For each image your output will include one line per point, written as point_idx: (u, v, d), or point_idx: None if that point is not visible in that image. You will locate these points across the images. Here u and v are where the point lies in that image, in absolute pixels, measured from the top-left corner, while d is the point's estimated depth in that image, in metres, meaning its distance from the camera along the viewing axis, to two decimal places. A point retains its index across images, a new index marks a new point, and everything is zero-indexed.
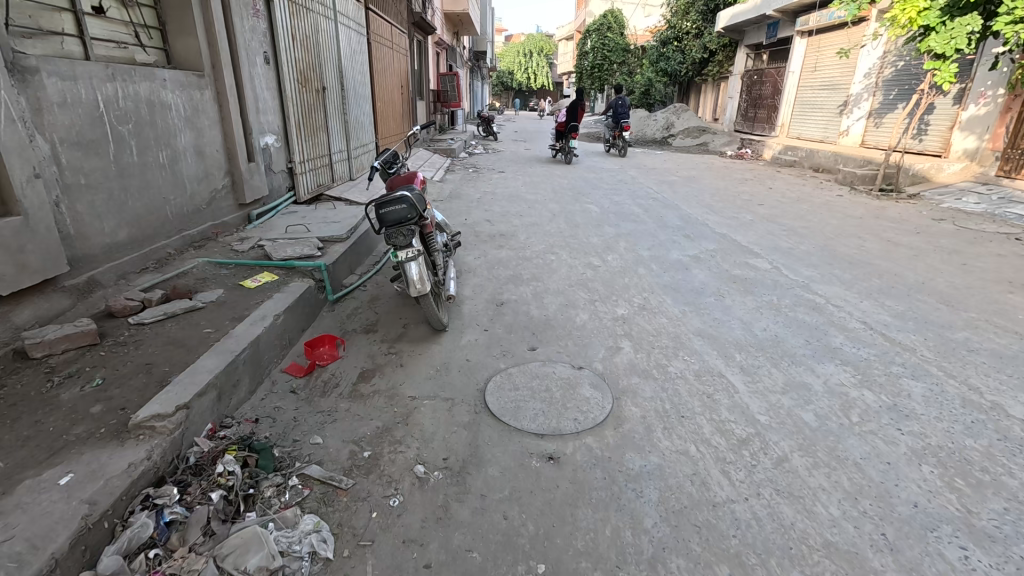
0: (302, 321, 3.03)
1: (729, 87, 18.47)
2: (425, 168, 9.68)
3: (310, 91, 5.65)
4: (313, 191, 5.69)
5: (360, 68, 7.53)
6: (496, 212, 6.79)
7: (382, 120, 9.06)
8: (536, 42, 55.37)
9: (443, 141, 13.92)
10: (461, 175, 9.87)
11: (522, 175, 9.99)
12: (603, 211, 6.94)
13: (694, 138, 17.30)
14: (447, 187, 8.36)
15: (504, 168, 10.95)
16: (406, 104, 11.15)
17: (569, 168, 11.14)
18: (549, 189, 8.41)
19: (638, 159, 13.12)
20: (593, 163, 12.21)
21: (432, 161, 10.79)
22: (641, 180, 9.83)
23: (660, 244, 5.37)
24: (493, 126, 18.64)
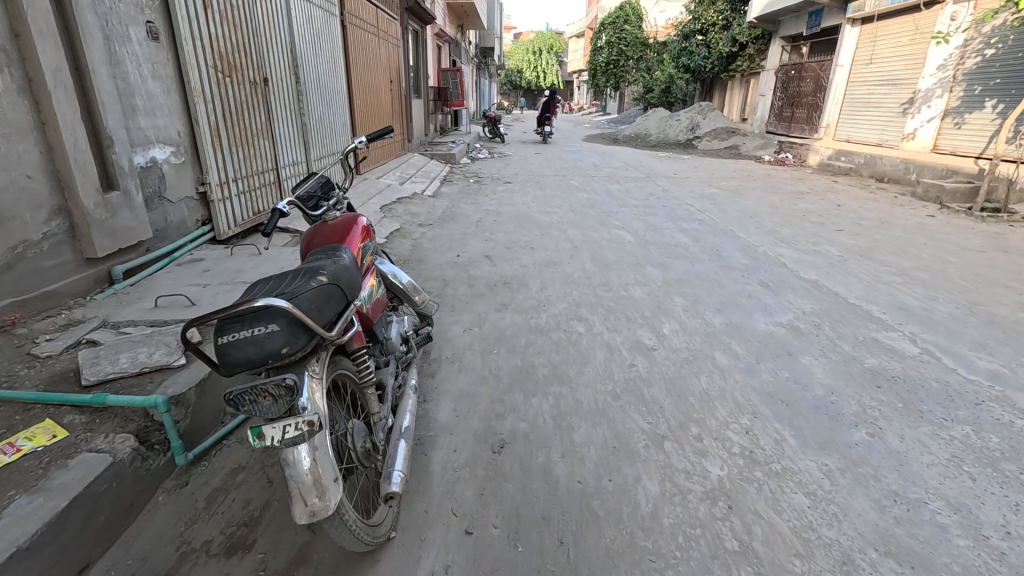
0: (84, 550, 1.47)
1: (761, 84, 16.73)
2: (417, 179, 8.12)
3: (240, 82, 4.07)
4: (245, 223, 4.12)
5: (327, 56, 5.96)
6: (499, 242, 5.23)
7: (363, 121, 7.48)
8: (546, 39, 53.68)
9: (442, 146, 12.36)
10: (459, 187, 8.31)
11: (532, 187, 8.41)
12: (638, 241, 5.35)
13: (723, 140, 15.63)
14: (439, 205, 6.79)
15: (512, 177, 9.37)
16: (398, 104, 9.57)
17: (587, 177, 9.55)
18: (566, 208, 6.83)
19: (665, 166, 11.49)
20: (615, 170, 10.59)
21: (428, 171, 9.25)
22: (676, 193, 8.21)
23: (732, 301, 3.77)
24: (500, 127, 17.04)
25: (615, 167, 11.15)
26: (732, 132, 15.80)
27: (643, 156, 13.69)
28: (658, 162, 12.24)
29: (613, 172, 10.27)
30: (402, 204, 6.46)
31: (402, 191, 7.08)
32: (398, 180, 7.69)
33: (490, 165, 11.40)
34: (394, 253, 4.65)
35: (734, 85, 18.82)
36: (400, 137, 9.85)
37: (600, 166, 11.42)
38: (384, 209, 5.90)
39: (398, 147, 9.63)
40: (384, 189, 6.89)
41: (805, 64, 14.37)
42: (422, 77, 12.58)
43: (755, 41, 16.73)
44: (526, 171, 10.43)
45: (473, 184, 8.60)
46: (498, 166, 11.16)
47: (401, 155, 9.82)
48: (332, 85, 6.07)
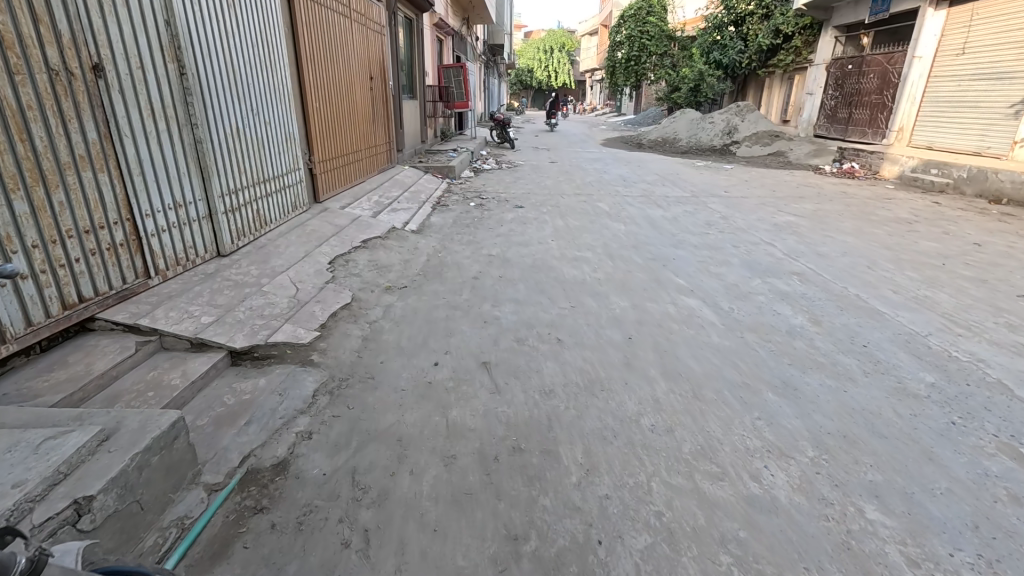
0: None
1: (809, 80, 14.63)
2: (402, 205, 6.29)
3: (21, 71, 2.18)
4: (37, 332, 2.23)
5: (252, 40, 4.04)
6: (506, 325, 3.30)
7: (325, 132, 5.60)
8: (558, 37, 51.67)
9: (441, 155, 10.53)
10: (455, 214, 6.41)
11: (552, 215, 6.48)
12: (723, 322, 3.39)
13: (765, 146, 13.63)
14: (421, 249, 4.88)
15: (524, 198, 7.44)
16: (381, 107, 7.69)
17: (620, 198, 7.62)
18: (598, 253, 4.89)
19: (709, 180, 9.51)
20: (651, 188, 8.62)
21: (416, 191, 7.35)
22: (741, 223, 6.24)
23: (990, 518, 1.81)
24: (509, 131, 15.11)
25: (649, 183, 9.18)
26: (776, 136, 13.81)
27: (676, 166, 11.70)
28: (698, 175, 10.24)
29: (648, 190, 8.32)
30: (368, 249, 4.55)
31: (372, 225, 5.15)
32: (373, 208, 5.79)
33: (497, 179, 9.48)
34: (327, 361, 2.74)
35: (774, 82, 16.70)
36: (385, 149, 7.97)
37: (631, 180, 9.49)
38: (334, 264, 3.99)
39: (380, 161, 7.75)
40: (348, 224, 4.99)
41: (868, 56, 12.28)
42: (416, 75, 10.67)
43: (802, 32, 14.64)
44: (540, 187, 8.51)
45: (474, 210, 6.69)
46: (507, 181, 9.25)
47: (385, 170, 7.94)
48: (261, 80, 4.17)
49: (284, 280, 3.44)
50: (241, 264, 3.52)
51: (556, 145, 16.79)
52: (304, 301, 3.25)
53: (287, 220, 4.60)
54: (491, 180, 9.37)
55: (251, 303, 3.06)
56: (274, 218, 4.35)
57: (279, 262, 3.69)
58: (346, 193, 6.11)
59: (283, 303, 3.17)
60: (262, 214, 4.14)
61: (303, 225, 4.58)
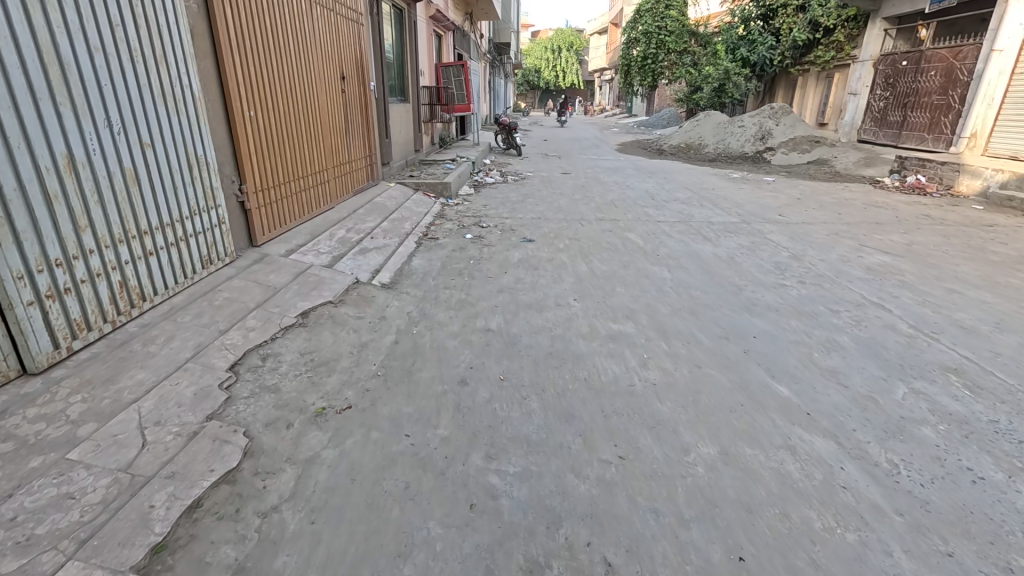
0: None
1: (852, 78, 13.06)
2: (380, 241, 4.92)
3: None
4: None
5: (115, 16, 2.57)
6: (508, 519, 1.84)
7: (265, 148, 4.16)
8: (567, 36, 50.07)
9: (439, 167, 9.16)
10: (446, 253, 4.96)
11: (571, 254, 4.99)
12: (896, 505, 1.91)
13: (804, 153, 12.25)
14: (390, 319, 3.41)
15: (534, 227, 5.97)
16: (356, 114, 6.27)
17: (653, 227, 6.13)
18: (643, 326, 3.42)
19: (754, 198, 7.98)
20: (687, 209, 7.12)
21: (399, 217, 5.88)
22: (822, 267, 4.73)
23: None
24: (516, 137, 13.62)
25: (683, 202, 7.67)
26: (816, 143, 12.43)
27: (708, 178, 10.18)
28: (739, 190, 8.72)
29: (684, 214, 6.82)
30: (307, 326, 3.09)
31: (323, 281, 3.69)
32: (332, 250, 4.34)
33: (501, 196, 8.01)
34: None
35: (809, 81, 15.11)
36: (363, 166, 6.55)
37: (660, 197, 8.02)
38: (240, 369, 2.53)
39: (356, 179, 6.31)
40: (288, 282, 3.53)
41: (928, 50, 10.68)
42: (408, 73, 9.22)
43: (845, 24, 13.03)
44: (552, 209, 7.02)
45: (470, 245, 5.24)
46: (512, 199, 7.77)
47: (364, 191, 6.51)
48: (135, 78, 2.70)
49: (126, 423, 1.99)
50: (56, 392, 2.07)
51: (567, 151, 15.37)
52: (142, 479, 1.80)
53: (190, 285, 3.13)
54: (494, 197, 7.90)
55: (24, 501, 1.62)
56: (162, 288, 2.89)
57: (134, 379, 2.24)
58: (300, 227, 4.66)
59: (98, 488, 1.73)
60: (136, 286, 2.68)
61: (214, 291, 3.13)
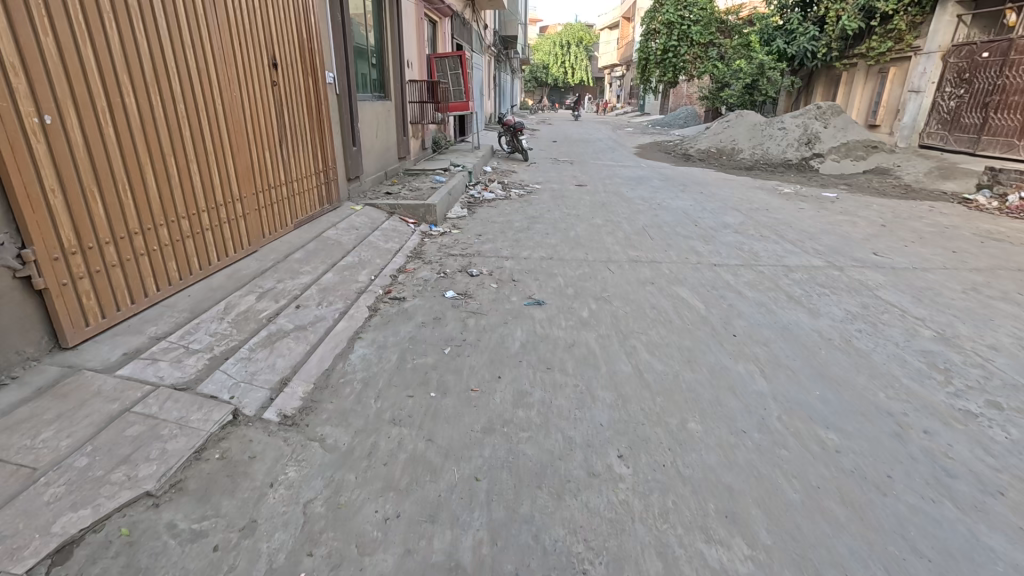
0: None
1: (914, 73, 11.22)
2: (314, 310, 3.28)
3: None
4: None
5: None
6: None
7: (101, 174, 2.47)
8: (575, 31, 47.94)
9: (427, 180, 7.49)
10: (410, 330, 3.26)
11: (601, 332, 3.28)
12: None
13: (859, 160, 10.58)
14: (261, 535, 1.72)
15: (543, 277, 4.26)
16: (303, 117, 4.59)
17: (709, 275, 4.41)
18: (766, 556, 1.70)
19: (825, 224, 6.23)
20: (745, 244, 5.39)
21: (352, 262, 4.17)
22: (1001, 363, 2.98)
23: None
24: (521, 139, 11.95)
25: (735, 231, 5.94)
26: (874, 147, 10.78)
27: (754, 192, 8.44)
28: (799, 211, 6.96)
29: (744, 252, 5.09)
30: None
31: (157, 430, 2.00)
32: (213, 345, 2.65)
33: (501, 219, 6.30)
34: None
35: (858, 75, 13.23)
36: (314, 186, 4.86)
37: (704, 222, 6.30)
38: None
39: (304, 204, 4.64)
40: (76, 446, 1.84)
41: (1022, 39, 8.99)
42: (388, 64, 7.50)
43: (906, 9, 11.13)
44: (566, 242, 5.32)
45: (448, 312, 3.54)
46: (514, 224, 6.06)
47: (316, 219, 4.82)
48: None
49: None
50: None
51: (579, 155, 13.68)
52: None
53: None
54: (492, 221, 6.18)
55: None
56: None
57: None
58: (180, 295, 2.98)
59: None
60: None
61: None
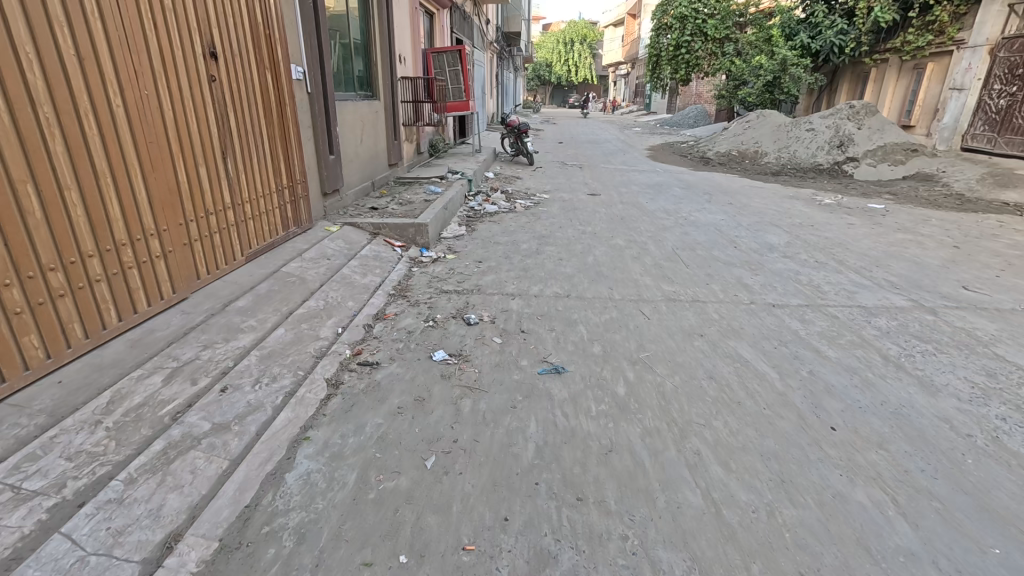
0: None
1: (957, 69, 10.24)
2: (250, 391, 2.37)
3: None
4: None
5: None
6: None
7: None
8: (579, 28, 46.79)
9: (420, 193, 6.58)
10: (381, 421, 2.35)
11: (645, 423, 2.36)
12: None
13: (897, 164, 9.62)
14: None
15: (560, 325, 3.35)
16: (257, 120, 3.67)
17: (768, 322, 3.49)
18: None
19: (886, 245, 5.31)
20: (801, 273, 4.47)
21: (315, 308, 3.26)
22: None
23: None
24: (526, 142, 11.03)
25: (782, 253, 5.03)
26: (914, 151, 9.80)
27: (788, 202, 7.52)
28: (850, 227, 6.04)
29: (802, 285, 4.18)
30: None
31: None
32: (71, 475, 1.75)
33: (505, 240, 5.39)
34: None
35: (890, 71, 12.26)
36: (275, 207, 3.95)
37: (744, 243, 5.37)
38: None
39: (259, 230, 3.73)
40: None
41: None
42: (375, 58, 6.56)
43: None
44: (585, 272, 4.41)
45: (435, 387, 2.62)
46: (521, 246, 5.15)
47: (277, 248, 3.92)
48: None
49: None
50: None
51: (589, 158, 12.76)
52: None
53: None
54: (495, 242, 5.27)
55: None
56: None
57: None
58: (45, 383, 2.07)
59: None
60: None
61: None
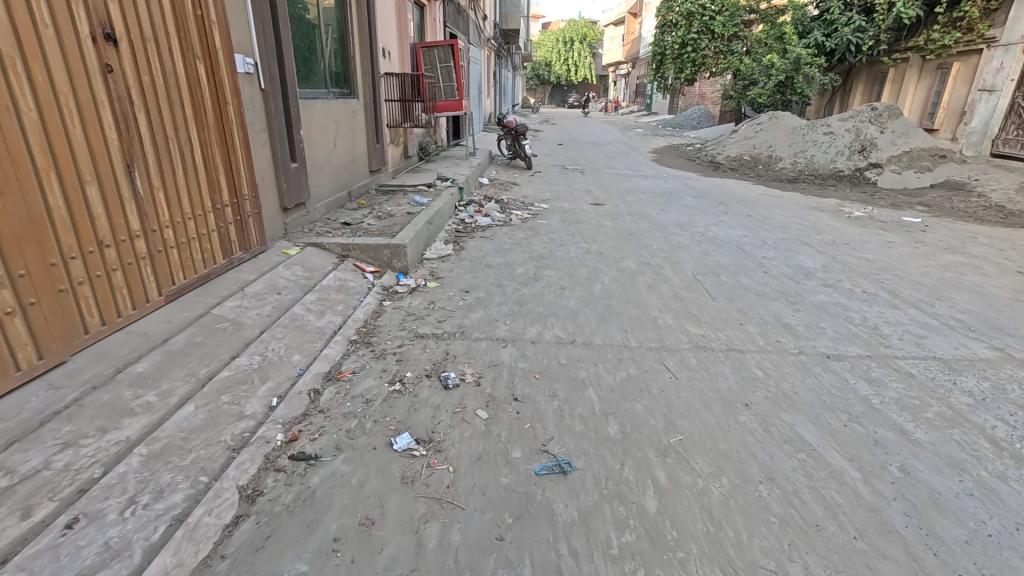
0: None
1: (987, 69, 9.55)
2: (114, 523, 1.63)
3: None
4: None
5: None
6: None
7: None
8: (578, 27, 46.00)
9: (404, 204, 5.85)
10: (304, 568, 1.60)
11: (690, 571, 1.62)
12: None
13: (924, 171, 8.93)
14: None
15: (564, 389, 2.61)
16: (183, 123, 2.93)
17: (827, 382, 2.76)
18: None
19: (938, 270, 4.60)
20: (849, 308, 3.74)
21: (246, 368, 2.51)
22: None
23: None
24: (524, 144, 10.30)
25: (822, 281, 4.30)
26: (942, 157, 9.10)
27: (813, 214, 6.81)
28: (890, 246, 5.32)
29: (856, 325, 3.45)
30: None
31: None
32: None
33: (497, 262, 4.64)
34: None
35: (911, 71, 11.55)
36: (211, 230, 3.21)
37: (775, 267, 4.64)
38: None
39: (188, 260, 2.99)
40: None
41: None
42: (353, 51, 5.81)
43: None
44: (592, 307, 3.67)
45: (390, 500, 1.88)
46: (516, 270, 4.42)
47: (213, 280, 3.17)
48: None
49: None
50: None
51: (590, 161, 12.03)
52: None
53: None
54: (485, 266, 4.53)
55: None
56: None
57: None
58: None
59: None
60: None
61: None
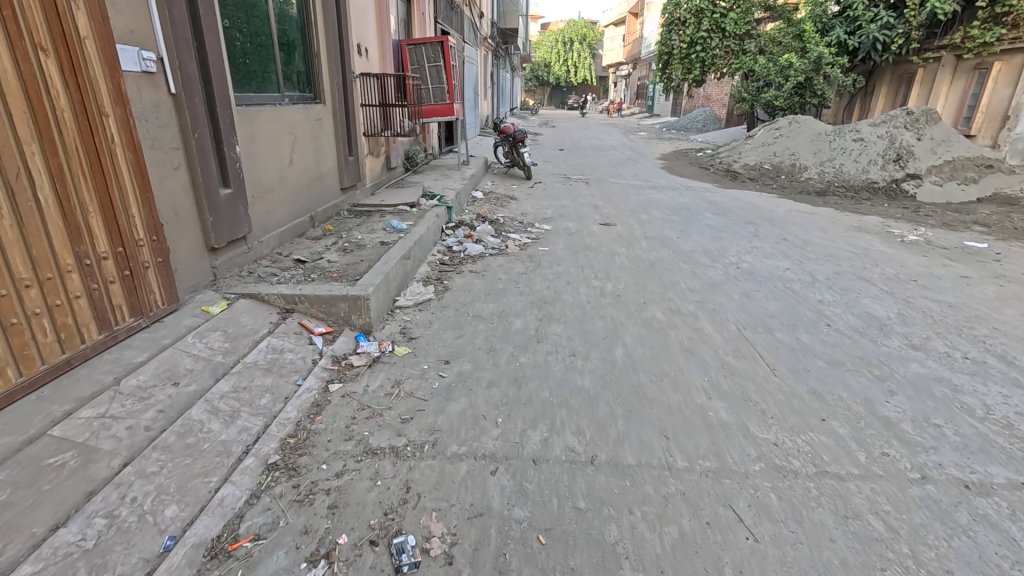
0: None
1: None
2: None
3: None
4: None
5: None
6: None
7: None
8: (577, 27, 45.21)
9: (378, 230, 4.88)
10: None
11: None
12: None
13: (970, 183, 8.01)
14: None
15: (584, 572, 1.65)
16: (11, 146, 1.96)
17: (989, 546, 1.80)
18: None
19: None
20: (958, 387, 2.80)
21: (71, 553, 1.55)
22: None
23: None
24: (522, 152, 9.35)
25: (906, 339, 3.35)
26: (990, 167, 8.16)
27: (859, 237, 5.87)
28: (968, 283, 4.39)
29: (980, 419, 2.51)
30: None
31: None
32: None
33: (489, 311, 3.69)
34: None
35: (943, 71, 10.57)
36: (74, 297, 2.23)
37: (839, 317, 3.69)
38: None
39: (27, 347, 2.03)
40: None
41: None
42: (317, 46, 4.83)
43: None
44: (614, 389, 2.72)
45: None
46: (513, 324, 3.46)
47: (75, 370, 2.20)
48: None
49: None
50: None
51: (595, 170, 11.07)
52: None
53: None
54: (474, 318, 3.57)
55: None
56: None
57: None
58: None
59: None
60: None
61: None
